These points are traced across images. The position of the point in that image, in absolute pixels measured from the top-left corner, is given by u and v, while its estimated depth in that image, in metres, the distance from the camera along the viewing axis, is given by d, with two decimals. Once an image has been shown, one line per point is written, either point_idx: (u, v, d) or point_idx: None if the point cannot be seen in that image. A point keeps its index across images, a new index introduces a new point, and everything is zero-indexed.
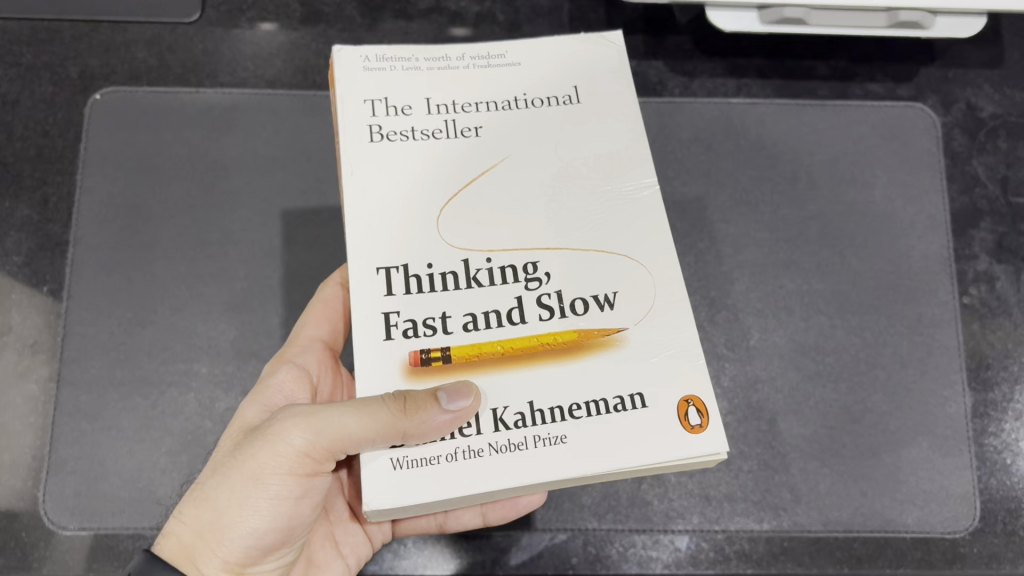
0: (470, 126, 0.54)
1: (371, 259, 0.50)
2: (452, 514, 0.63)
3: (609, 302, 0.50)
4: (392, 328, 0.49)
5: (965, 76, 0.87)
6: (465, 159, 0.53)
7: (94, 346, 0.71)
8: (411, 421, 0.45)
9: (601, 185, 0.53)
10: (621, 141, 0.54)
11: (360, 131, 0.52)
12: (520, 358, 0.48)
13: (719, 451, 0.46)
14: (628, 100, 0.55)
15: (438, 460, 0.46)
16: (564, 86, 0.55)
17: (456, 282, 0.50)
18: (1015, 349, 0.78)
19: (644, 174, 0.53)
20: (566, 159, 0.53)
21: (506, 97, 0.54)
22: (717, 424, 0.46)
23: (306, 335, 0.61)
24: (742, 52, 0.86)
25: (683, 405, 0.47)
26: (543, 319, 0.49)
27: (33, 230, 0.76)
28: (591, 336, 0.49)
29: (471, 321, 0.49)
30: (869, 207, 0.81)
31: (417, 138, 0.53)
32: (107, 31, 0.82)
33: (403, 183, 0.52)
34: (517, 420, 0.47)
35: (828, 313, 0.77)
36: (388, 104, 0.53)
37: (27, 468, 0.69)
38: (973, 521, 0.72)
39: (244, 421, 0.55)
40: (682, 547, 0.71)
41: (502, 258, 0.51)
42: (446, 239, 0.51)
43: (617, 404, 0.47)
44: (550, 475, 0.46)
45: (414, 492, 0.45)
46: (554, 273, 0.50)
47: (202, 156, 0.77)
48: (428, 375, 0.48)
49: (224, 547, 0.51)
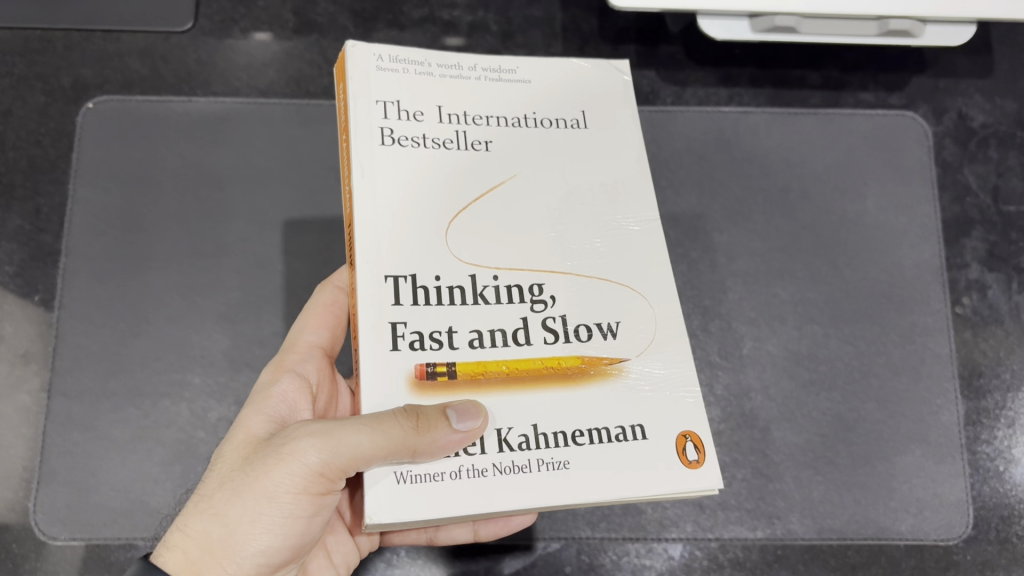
0: (480, 139, 0.54)
1: (376, 266, 0.49)
2: (443, 529, 0.64)
3: (612, 330, 0.50)
4: (398, 339, 0.48)
5: (956, 86, 0.88)
6: (474, 172, 0.53)
7: (87, 356, 0.71)
8: (422, 439, 0.44)
9: (605, 213, 0.53)
10: (625, 171, 0.55)
11: (371, 133, 0.51)
12: (524, 380, 0.48)
13: (712, 487, 0.46)
14: (632, 132, 0.56)
15: (442, 477, 0.45)
16: (572, 109, 0.56)
17: (462, 297, 0.50)
18: (1007, 357, 0.78)
19: (647, 206, 0.54)
20: (572, 184, 0.54)
21: (516, 114, 0.55)
22: (713, 461, 0.47)
23: (304, 342, 0.61)
24: (734, 62, 0.87)
25: (681, 440, 0.48)
26: (547, 342, 0.49)
27: (24, 240, 0.75)
28: (595, 363, 0.49)
29: (477, 338, 0.49)
30: (861, 216, 0.81)
31: (427, 145, 0.53)
32: (100, 41, 0.82)
33: (411, 188, 0.51)
34: (521, 442, 0.47)
35: (820, 322, 0.77)
36: (400, 107, 0.53)
37: (17, 479, 0.68)
38: (966, 529, 0.72)
39: (249, 433, 0.53)
40: (675, 556, 0.71)
41: (508, 276, 0.51)
42: (455, 253, 0.51)
43: (618, 434, 0.48)
44: (551, 499, 0.45)
45: (418, 508, 0.44)
46: (559, 297, 0.51)
47: (196, 166, 0.77)
48: (433, 390, 0.47)
49: (234, 563, 0.50)
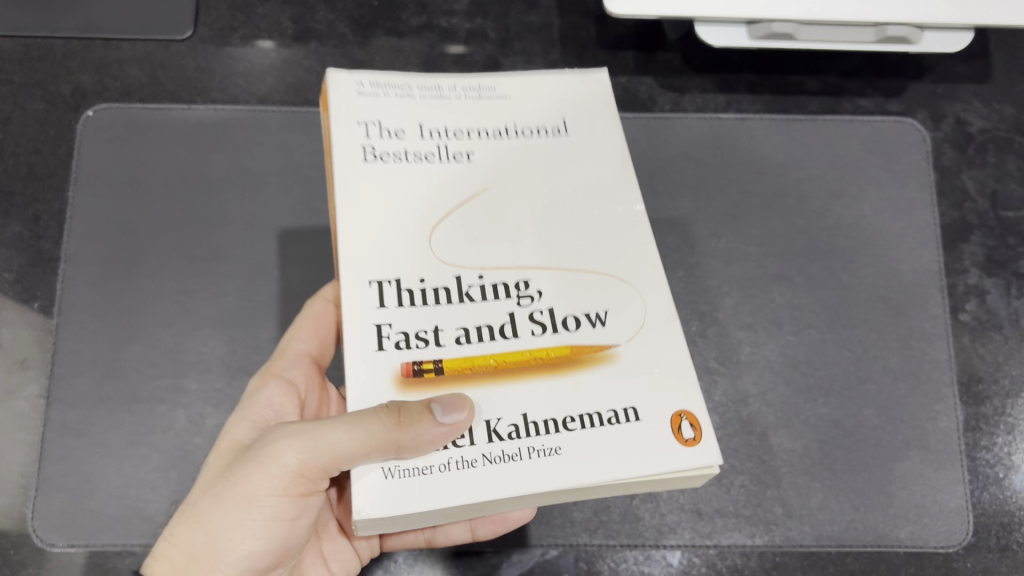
0: (462, 151, 0.54)
1: (362, 271, 0.49)
2: (440, 530, 0.64)
3: (600, 319, 0.50)
4: (384, 339, 0.48)
5: (953, 92, 0.88)
6: (458, 180, 0.53)
7: (83, 362, 0.71)
8: (406, 434, 0.44)
9: (589, 210, 0.53)
10: (607, 170, 0.55)
11: (354, 151, 0.52)
12: (512, 371, 0.48)
13: (712, 463, 0.45)
14: (614, 133, 0.56)
15: (430, 471, 0.45)
16: (553, 117, 0.56)
17: (448, 297, 0.50)
18: (1006, 363, 0.78)
19: (631, 201, 0.54)
20: (555, 186, 0.54)
21: (496, 126, 0.55)
22: (711, 438, 0.46)
23: (293, 349, 0.61)
24: (731, 68, 0.87)
25: (676, 419, 0.46)
26: (534, 334, 0.49)
27: (22, 247, 0.76)
28: (583, 351, 0.49)
29: (464, 335, 0.49)
30: (858, 221, 0.81)
31: (410, 160, 0.53)
32: (99, 49, 0.83)
33: (395, 201, 0.52)
34: (510, 432, 0.46)
35: (817, 327, 0.77)
36: (381, 127, 0.53)
37: (14, 485, 0.68)
38: (966, 536, 0.72)
39: (235, 439, 0.54)
40: (673, 563, 0.71)
41: (493, 274, 0.50)
42: (438, 255, 0.51)
43: (611, 418, 0.47)
44: (544, 486, 0.44)
45: (405, 502, 0.44)
46: (545, 291, 0.50)
47: (193, 173, 0.78)
48: (420, 386, 0.47)
49: (219, 569, 0.50)
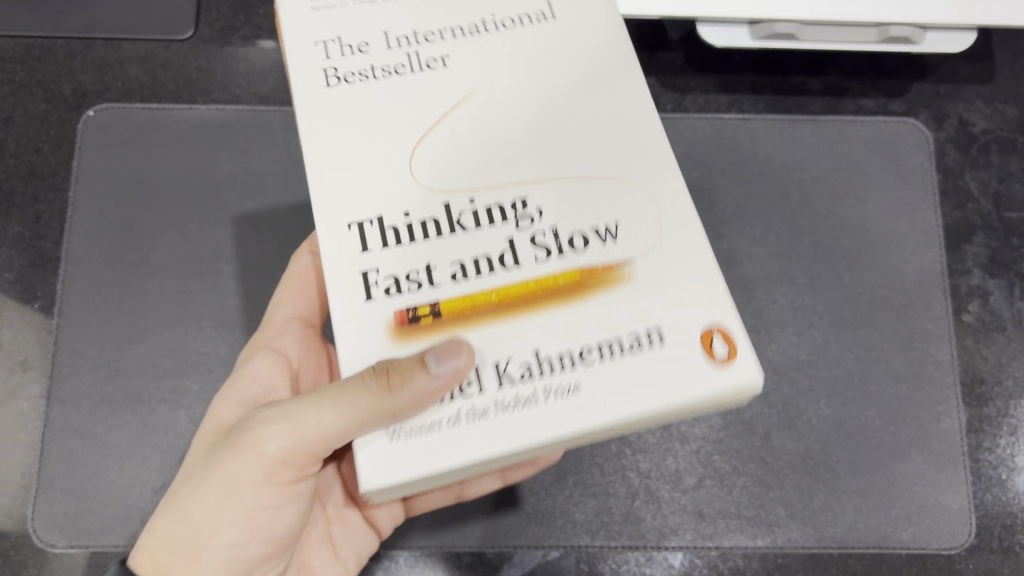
0: (437, 56, 0.48)
1: (339, 214, 0.45)
2: (468, 483, 0.65)
3: (611, 233, 0.45)
4: (371, 287, 0.44)
5: (957, 92, 0.87)
6: (436, 89, 0.47)
7: (84, 363, 0.71)
8: (399, 399, 0.40)
9: (589, 105, 0.47)
10: (602, 55, 0.49)
11: (315, 76, 0.48)
12: (518, 305, 0.43)
13: (749, 378, 0.42)
14: (604, 11, 0.50)
15: (439, 425, 0.41)
16: (534, 3, 0.50)
17: (438, 228, 0.45)
18: (1010, 365, 0.78)
19: (633, 90, 0.48)
20: (547, 84, 0.48)
21: (471, 22, 0.49)
22: (746, 352, 0.42)
23: (281, 316, 0.63)
24: (734, 68, 0.87)
25: (707, 336, 0.42)
26: (539, 259, 0.44)
27: (23, 247, 0.76)
28: (594, 274, 0.44)
29: (460, 269, 0.44)
30: (861, 222, 0.81)
31: (378, 75, 0.48)
32: (100, 49, 0.82)
33: (368, 125, 0.47)
34: (523, 372, 0.42)
35: (820, 328, 0.77)
36: (341, 43, 0.49)
37: (15, 486, 0.68)
38: (968, 538, 0.72)
39: (219, 420, 0.55)
40: (675, 564, 0.71)
41: (485, 196, 0.45)
42: (421, 180, 0.46)
43: (632, 345, 0.42)
44: (565, 428, 0.41)
45: (414, 463, 0.41)
46: (547, 207, 0.45)
47: (194, 172, 0.77)
48: (417, 334, 0.43)
49: (202, 561, 0.50)
